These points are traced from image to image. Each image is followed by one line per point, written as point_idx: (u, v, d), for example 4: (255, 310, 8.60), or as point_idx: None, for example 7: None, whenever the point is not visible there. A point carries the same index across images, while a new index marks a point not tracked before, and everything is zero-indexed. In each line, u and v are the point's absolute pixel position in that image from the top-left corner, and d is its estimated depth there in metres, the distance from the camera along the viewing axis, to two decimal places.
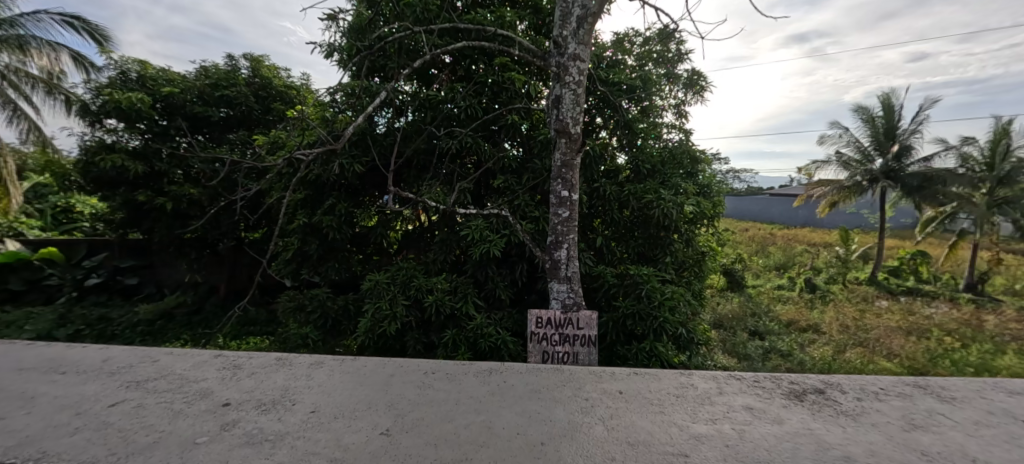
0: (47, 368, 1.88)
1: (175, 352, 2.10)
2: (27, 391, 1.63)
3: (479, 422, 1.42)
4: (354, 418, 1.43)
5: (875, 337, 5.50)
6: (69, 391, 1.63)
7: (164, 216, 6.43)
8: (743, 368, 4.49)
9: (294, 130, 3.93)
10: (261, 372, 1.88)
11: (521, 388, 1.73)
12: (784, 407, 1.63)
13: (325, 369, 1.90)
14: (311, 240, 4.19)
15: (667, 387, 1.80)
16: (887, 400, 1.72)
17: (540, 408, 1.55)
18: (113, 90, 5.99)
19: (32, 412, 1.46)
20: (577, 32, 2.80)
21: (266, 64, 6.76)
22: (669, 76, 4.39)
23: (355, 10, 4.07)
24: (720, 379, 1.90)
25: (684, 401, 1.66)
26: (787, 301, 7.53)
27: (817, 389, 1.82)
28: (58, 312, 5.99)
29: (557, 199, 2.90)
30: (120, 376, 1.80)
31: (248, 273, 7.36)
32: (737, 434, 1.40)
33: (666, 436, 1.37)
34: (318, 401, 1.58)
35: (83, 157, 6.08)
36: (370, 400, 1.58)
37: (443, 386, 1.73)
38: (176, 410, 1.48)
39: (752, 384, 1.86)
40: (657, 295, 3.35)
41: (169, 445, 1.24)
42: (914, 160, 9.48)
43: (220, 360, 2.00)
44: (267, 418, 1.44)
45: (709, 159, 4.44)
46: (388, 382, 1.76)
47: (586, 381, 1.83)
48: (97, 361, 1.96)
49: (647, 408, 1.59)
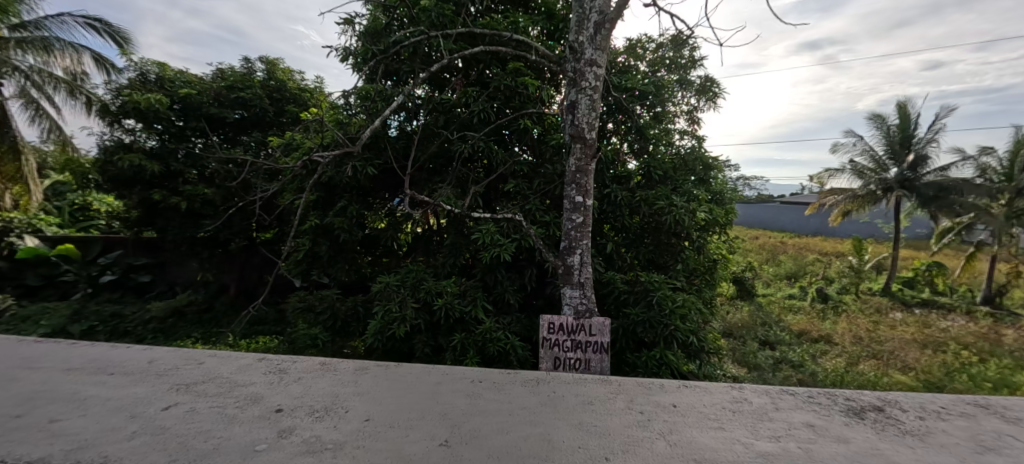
0: (94, 368, 1.90)
1: (219, 355, 2.12)
2: (79, 393, 1.65)
3: (537, 435, 1.40)
4: (412, 429, 1.42)
5: (890, 350, 5.38)
6: (120, 393, 1.65)
7: (178, 215, 6.52)
8: (753, 379, 4.43)
9: (309, 134, 3.98)
10: (306, 377, 1.88)
11: (574, 400, 1.71)
12: (846, 425, 1.60)
13: (371, 375, 1.91)
14: (322, 241, 4.23)
15: (721, 401, 1.77)
16: (950, 419, 1.67)
17: (596, 421, 1.53)
18: (132, 91, 6.13)
19: (88, 414, 1.47)
20: (594, 38, 2.79)
21: (282, 68, 6.89)
22: (681, 82, 4.37)
23: (370, 15, 4.10)
24: (773, 394, 1.87)
25: (740, 417, 1.63)
26: (798, 311, 7.40)
27: (875, 407, 1.78)
28: (73, 307, 6.13)
29: (571, 204, 2.89)
30: (166, 378, 1.81)
31: (260, 272, 7.41)
32: (804, 454, 1.36)
33: (732, 454, 1.34)
34: (370, 409, 1.57)
35: (101, 156, 6.22)
36: (425, 410, 1.56)
37: (494, 395, 1.73)
38: (229, 416, 1.49)
39: (807, 400, 1.82)
40: (669, 303, 3.30)
41: (230, 452, 1.24)
42: (930, 169, 9.34)
43: (265, 364, 2.01)
44: (322, 426, 1.43)
45: (721, 166, 4.39)
46: (435, 391, 1.75)
47: (636, 393, 1.81)
48: (143, 363, 1.99)
49: (705, 423, 1.56)
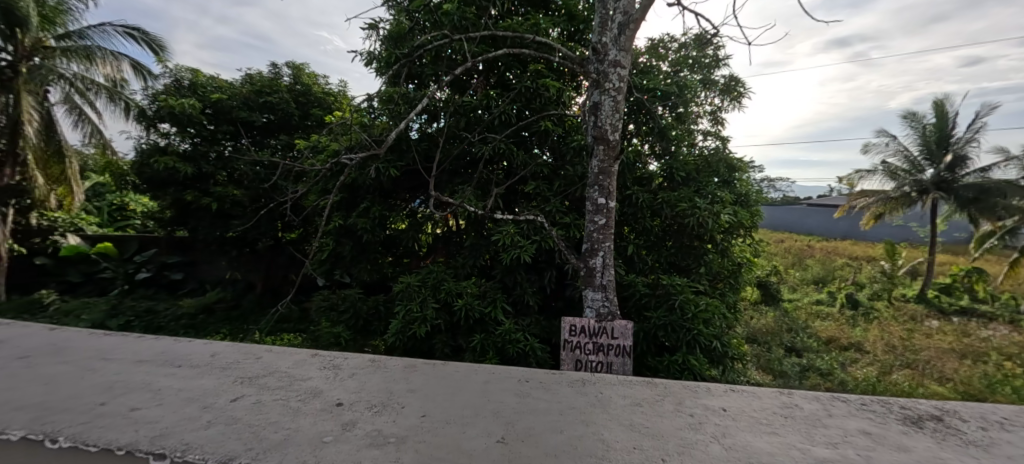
0: (162, 361, 1.98)
1: (275, 350, 2.19)
2: (151, 383, 1.71)
3: (591, 435, 1.39)
4: (470, 424, 1.43)
5: (925, 359, 5.14)
6: (191, 385, 1.71)
7: (208, 216, 6.75)
8: (779, 386, 4.31)
9: (335, 136, 4.07)
10: (359, 373, 1.92)
11: (626, 401, 1.71)
12: (905, 433, 1.53)
13: (420, 372, 1.93)
14: (345, 241, 4.32)
15: (771, 406, 1.73)
16: (1017, 431, 1.59)
17: (647, 422, 1.51)
18: (168, 96, 6.40)
19: (163, 403, 1.53)
20: (618, 39, 2.77)
21: (307, 72, 7.09)
22: (705, 82, 4.30)
23: (394, 20, 4.18)
24: (824, 401, 1.82)
25: (792, 422, 1.59)
26: (826, 318, 7.15)
27: (934, 415, 1.71)
28: (111, 302, 6.46)
29: (593, 206, 2.87)
30: (229, 372, 1.87)
31: (284, 272, 7.51)
32: (866, 461, 1.31)
33: (791, 459, 1.30)
34: (424, 405, 1.59)
35: (139, 159, 6.51)
36: (479, 407, 1.58)
37: (546, 395, 1.73)
38: (294, 408, 1.52)
39: (860, 408, 1.76)
40: (691, 307, 3.26)
41: (300, 443, 1.26)
42: (969, 170, 8.93)
43: (319, 360, 2.07)
44: (381, 420, 1.45)
45: (746, 167, 4.29)
46: (484, 389, 1.76)
47: (684, 397, 1.78)
48: (206, 357, 2.06)
49: (759, 428, 1.52)
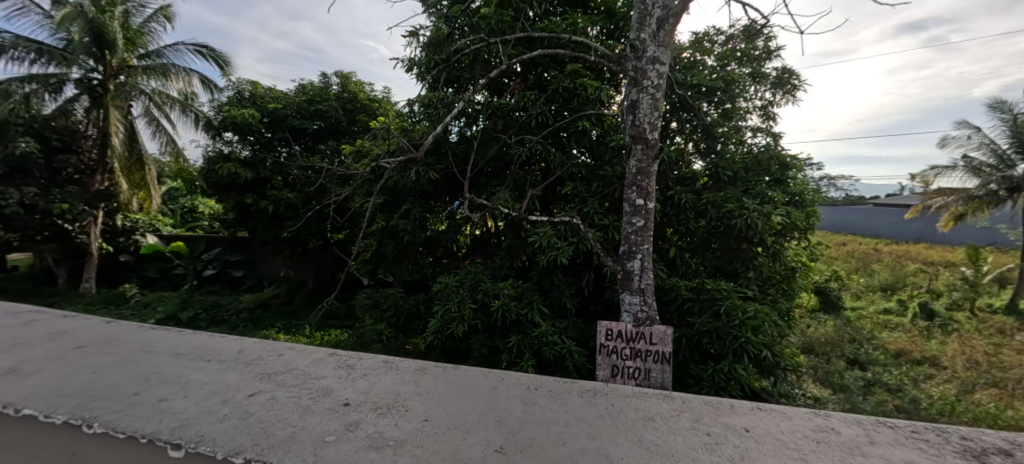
0: (197, 354, 2.09)
1: (297, 347, 2.25)
2: (182, 375, 1.81)
3: (595, 450, 1.31)
4: (466, 433, 1.39)
5: (1016, 378, 4.57)
6: (215, 379, 1.79)
7: (265, 217, 7.21)
8: (838, 401, 4.01)
9: (378, 140, 4.21)
10: (372, 373, 1.92)
11: (643, 415, 1.56)
12: None
13: (430, 375, 1.91)
14: (387, 242, 4.46)
15: (801, 428, 1.53)
16: None
17: (658, 439, 1.39)
18: (231, 107, 6.93)
19: (189, 396, 1.61)
20: (657, 34, 2.68)
21: (354, 80, 7.42)
22: (755, 76, 4.02)
23: (434, 26, 4.27)
24: (865, 425, 1.58)
25: (825, 449, 1.37)
26: (895, 328, 6.55)
27: (1001, 450, 1.43)
28: (182, 296, 7.08)
29: (631, 207, 2.78)
30: (253, 367, 1.95)
31: (332, 270, 7.99)
32: None
33: None
34: (428, 409, 1.56)
35: (206, 165, 7.08)
36: (478, 414, 1.53)
37: (551, 403, 1.66)
38: (304, 406, 1.55)
39: (910, 435, 1.51)
40: (739, 314, 3.06)
41: (302, 442, 1.29)
42: None
43: (335, 360, 2.09)
44: (384, 422, 1.45)
45: (802, 165, 4.01)
46: (492, 395, 1.71)
47: (703, 412, 1.62)
48: (236, 352, 2.16)
49: (782, 452, 1.34)
